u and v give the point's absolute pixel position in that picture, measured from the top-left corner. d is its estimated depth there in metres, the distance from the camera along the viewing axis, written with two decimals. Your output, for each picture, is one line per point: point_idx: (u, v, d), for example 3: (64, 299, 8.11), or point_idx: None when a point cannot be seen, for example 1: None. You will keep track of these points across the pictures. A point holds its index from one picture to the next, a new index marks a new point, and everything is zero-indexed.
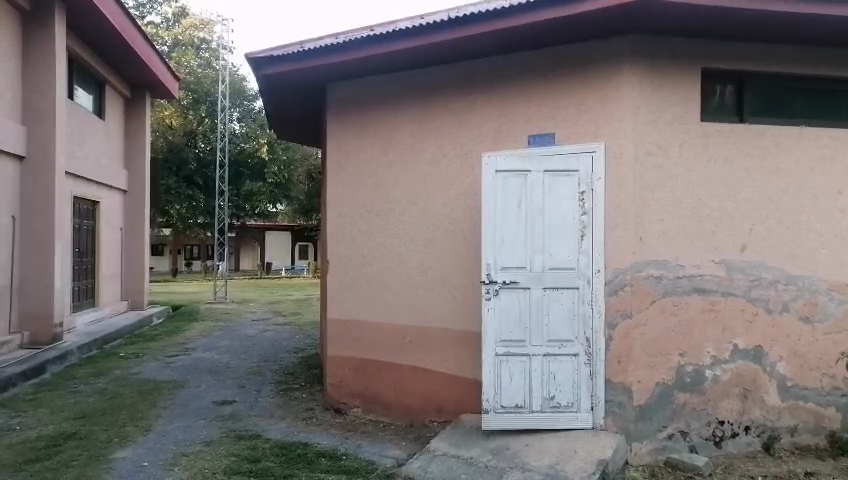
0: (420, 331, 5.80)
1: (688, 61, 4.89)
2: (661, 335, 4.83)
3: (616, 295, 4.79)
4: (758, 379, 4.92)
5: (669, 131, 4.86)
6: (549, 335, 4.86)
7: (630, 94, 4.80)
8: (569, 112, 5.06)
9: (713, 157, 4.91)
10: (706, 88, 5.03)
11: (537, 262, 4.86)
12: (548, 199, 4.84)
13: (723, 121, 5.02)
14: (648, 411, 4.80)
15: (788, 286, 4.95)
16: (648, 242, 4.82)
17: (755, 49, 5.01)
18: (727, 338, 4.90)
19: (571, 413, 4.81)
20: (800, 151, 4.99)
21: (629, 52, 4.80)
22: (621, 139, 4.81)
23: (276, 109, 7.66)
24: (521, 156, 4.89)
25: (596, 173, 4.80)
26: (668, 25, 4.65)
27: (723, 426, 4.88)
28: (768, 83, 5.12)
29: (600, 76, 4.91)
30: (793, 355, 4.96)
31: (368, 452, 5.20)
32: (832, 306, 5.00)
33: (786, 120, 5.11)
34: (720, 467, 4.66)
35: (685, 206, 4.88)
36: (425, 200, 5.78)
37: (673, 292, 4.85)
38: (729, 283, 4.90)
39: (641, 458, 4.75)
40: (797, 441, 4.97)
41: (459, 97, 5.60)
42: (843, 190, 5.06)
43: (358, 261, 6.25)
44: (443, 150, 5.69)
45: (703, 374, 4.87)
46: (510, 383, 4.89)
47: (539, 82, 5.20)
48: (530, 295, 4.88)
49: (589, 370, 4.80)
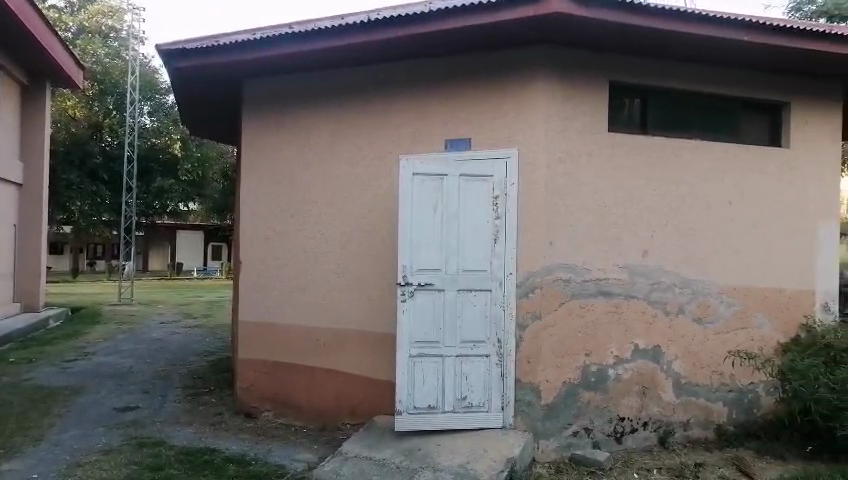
0: (335, 333, 5.75)
1: (598, 74, 5.11)
2: (569, 335, 5.01)
3: (527, 298, 4.94)
4: (656, 377, 5.21)
5: (578, 140, 5.06)
6: (461, 336, 4.95)
7: (543, 102, 4.96)
8: (484, 118, 5.18)
9: (618, 166, 5.15)
10: (615, 101, 5.30)
11: (452, 264, 4.94)
12: (463, 202, 4.94)
13: (628, 132, 5.33)
14: (555, 410, 4.97)
15: (684, 289, 5.27)
16: (557, 246, 4.99)
17: (659, 65, 5.30)
18: (629, 338, 5.15)
19: (481, 412, 4.92)
20: (697, 163, 5.33)
21: (542, 62, 4.97)
22: (533, 146, 4.97)
23: (188, 104, 7.39)
24: (438, 159, 4.95)
25: (510, 178, 4.96)
26: (580, 37, 4.85)
27: (623, 422, 5.13)
28: (671, 98, 5.47)
29: (515, 85, 5.05)
30: (687, 354, 5.28)
31: (279, 455, 5.10)
32: (722, 308, 5.36)
33: (684, 133, 5.47)
34: (620, 462, 4.89)
35: (592, 212, 5.09)
36: (342, 201, 5.75)
37: (580, 294, 5.05)
38: (632, 286, 5.16)
39: (547, 455, 4.91)
40: (689, 434, 5.29)
41: (378, 99, 5.61)
42: (733, 200, 5.43)
43: (272, 262, 6.13)
44: (361, 151, 5.67)
45: (606, 373, 5.10)
46: (423, 384, 4.93)
47: (456, 87, 5.29)
48: (445, 296, 4.95)
49: (500, 369, 4.93)
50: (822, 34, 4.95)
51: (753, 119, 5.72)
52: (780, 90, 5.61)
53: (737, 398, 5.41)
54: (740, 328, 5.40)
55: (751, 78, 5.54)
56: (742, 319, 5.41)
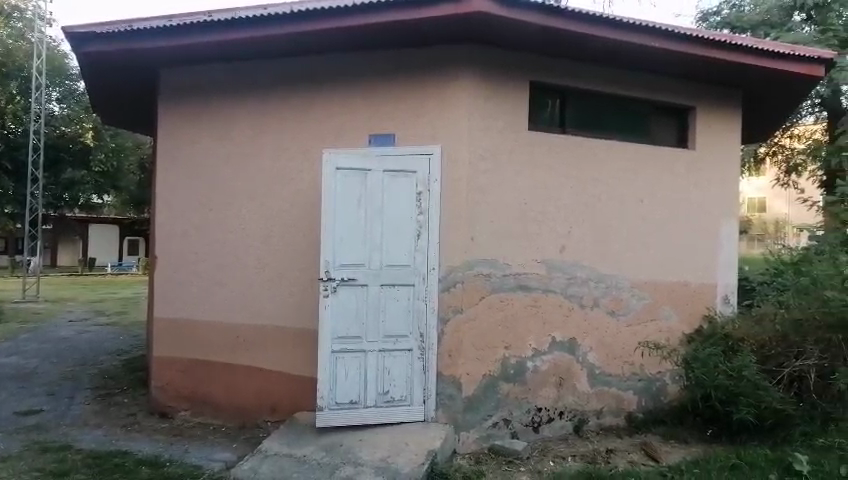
0: (256, 329, 5.64)
1: (518, 74, 5.23)
2: (489, 329, 5.12)
3: (449, 292, 5.01)
4: (571, 368, 5.40)
5: (499, 137, 5.16)
6: (384, 331, 4.97)
7: (466, 100, 5.03)
8: (408, 114, 5.20)
9: (538, 164, 5.30)
10: (535, 100, 5.45)
11: (375, 259, 4.95)
12: (387, 197, 4.96)
13: (547, 130, 5.49)
14: (475, 402, 5.06)
15: (598, 284, 5.49)
16: (478, 242, 5.08)
17: (576, 67, 5.48)
18: (547, 331, 5.32)
19: (404, 406, 4.96)
20: (611, 162, 5.55)
21: (465, 60, 5.04)
22: (456, 143, 5.04)
23: (99, 91, 7.03)
24: (362, 154, 4.93)
25: (433, 175, 5.02)
26: (502, 36, 4.94)
27: (541, 412, 5.29)
28: (588, 100, 5.67)
29: (438, 82, 5.10)
30: (601, 346, 5.50)
31: (195, 456, 4.96)
32: (634, 302, 5.63)
33: (600, 133, 5.69)
34: (537, 451, 5.04)
35: (513, 208, 5.21)
36: (262, 195, 5.64)
37: (501, 289, 5.16)
38: (550, 280, 5.33)
39: (468, 446, 5.01)
40: (602, 422, 5.52)
41: (301, 91, 5.52)
42: (644, 198, 5.69)
43: (189, 257, 5.94)
44: (282, 144, 5.58)
45: (525, 365, 5.25)
46: (345, 379, 4.91)
47: (380, 82, 5.28)
48: (368, 291, 4.95)
49: (422, 363, 4.99)
50: (726, 43, 5.26)
51: (662, 122, 6.02)
52: (687, 95, 5.92)
53: (646, 387, 5.70)
54: (649, 320, 5.69)
55: (661, 83, 5.82)
56: (651, 312, 5.70)
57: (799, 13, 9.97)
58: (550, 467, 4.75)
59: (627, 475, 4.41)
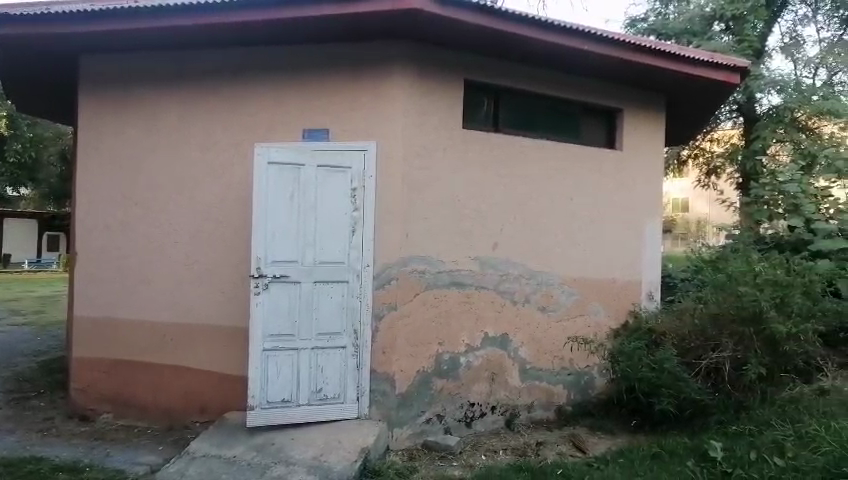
0: (183, 327, 5.47)
1: (453, 72, 5.27)
2: (423, 325, 5.14)
3: (383, 289, 5.00)
4: (503, 363, 5.50)
5: (434, 135, 5.18)
6: (317, 329, 4.91)
7: (401, 96, 5.03)
8: (342, 109, 5.16)
9: (472, 161, 5.36)
10: (470, 99, 5.51)
11: (309, 256, 4.89)
12: (321, 194, 4.91)
13: (481, 129, 5.56)
14: (409, 398, 5.07)
15: (530, 280, 5.61)
16: (413, 238, 5.09)
17: (510, 67, 5.57)
18: (479, 328, 5.39)
19: (337, 404, 4.92)
20: (543, 161, 5.68)
21: (400, 57, 5.04)
22: (391, 139, 5.03)
23: (13, 78, 6.64)
24: (295, 149, 4.86)
25: (367, 171, 5.01)
26: (437, 34, 4.96)
27: (473, 407, 5.36)
28: (521, 100, 5.79)
29: (374, 78, 5.08)
30: (531, 341, 5.63)
31: (117, 460, 4.77)
32: (564, 298, 5.78)
33: (532, 133, 5.81)
34: (469, 445, 5.11)
35: (447, 206, 5.26)
36: (191, 189, 5.47)
37: (435, 285, 5.19)
38: (482, 277, 5.41)
39: (401, 442, 5.02)
40: (532, 416, 5.65)
41: (232, 83, 5.38)
42: (574, 197, 5.85)
43: (113, 252, 5.70)
44: (213, 137, 5.42)
45: (458, 361, 5.30)
46: (277, 378, 4.82)
47: (315, 76, 5.21)
48: (301, 289, 4.88)
49: (356, 361, 4.96)
50: (651, 49, 5.46)
51: (592, 123, 6.21)
52: (615, 97, 6.12)
53: (575, 380, 5.87)
54: (578, 316, 5.86)
55: (591, 85, 5.99)
56: (580, 308, 5.87)
57: (718, 23, 10.45)
58: (482, 460, 4.82)
59: (555, 466, 4.53)
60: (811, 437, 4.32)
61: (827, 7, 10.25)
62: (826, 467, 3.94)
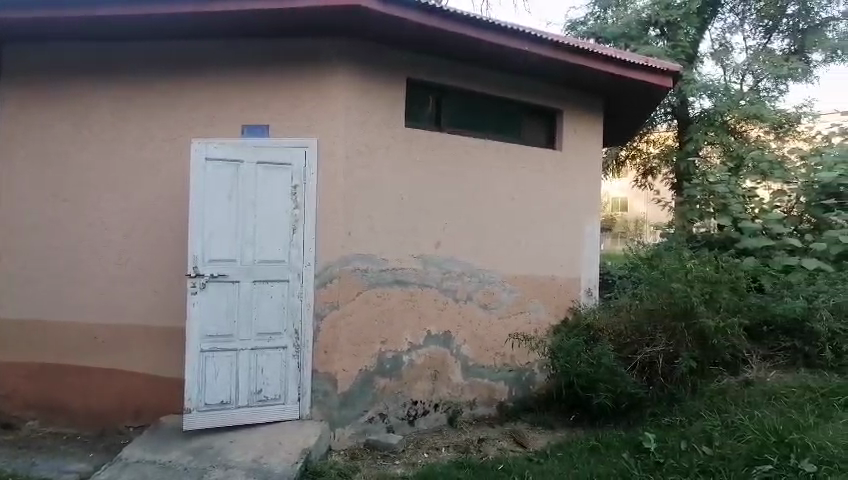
0: (116, 329, 5.26)
1: (396, 69, 5.26)
2: (365, 324, 5.10)
3: (325, 288, 4.94)
4: (445, 360, 5.53)
5: (376, 133, 5.16)
6: (257, 329, 4.82)
7: (343, 94, 4.99)
8: (282, 105, 5.07)
9: (415, 160, 5.36)
10: (412, 97, 5.51)
11: (248, 254, 4.78)
12: (261, 191, 4.81)
13: (423, 127, 5.57)
14: (351, 398, 5.03)
15: (472, 278, 5.66)
16: (356, 236, 5.06)
17: (452, 66, 5.60)
18: (422, 326, 5.40)
19: (278, 405, 4.84)
20: (485, 161, 5.74)
21: (342, 54, 4.99)
22: (332, 136, 4.98)
23: None
24: (233, 145, 4.75)
25: (309, 169, 4.94)
26: (379, 32, 4.94)
27: (416, 405, 5.37)
28: (463, 99, 5.83)
29: (315, 74, 5.02)
30: (474, 338, 5.68)
31: (45, 469, 4.55)
32: (505, 296, 5.86)
33: (474, 132, 5.86)
34: (412, 443, 5.11)
35: (390, 204, 5.24)
36: (124, 185, 5.27)
37: (377, 284, 5.17)
38: (425, 275, 5.42)
39: (343, 442, 4.97)
40: (475, 413, 5.71)
41: (168, 77, 5.22)
42: (515, 196, 5.93)
43: (40, 251, 5.44)
44: (147, 131, 5.24)
45: (401, 359, 5.29)
46: (215, 380, 4.70)
47: (254, 71, 5.11)
48: (240, 288, 4.77)
49: (297, 361, 4.89)
50: (588, 51, 5.59)
51: (533, 123, 6.31)
52: (555, 98, 6.24)
53: (516, 377, 5.94)
54: (518, 313, 5.94)
55: (531, 86, 6.09)
56: (521, 305, 5.96)
57: (653, 29, 10.81)
58: (424, 458, 4.83)
59: (497, 462, 4.58)
60: (736, 426, 4.48)
61: (753, 16, 10.70)
62: (749, 454, 4.08)
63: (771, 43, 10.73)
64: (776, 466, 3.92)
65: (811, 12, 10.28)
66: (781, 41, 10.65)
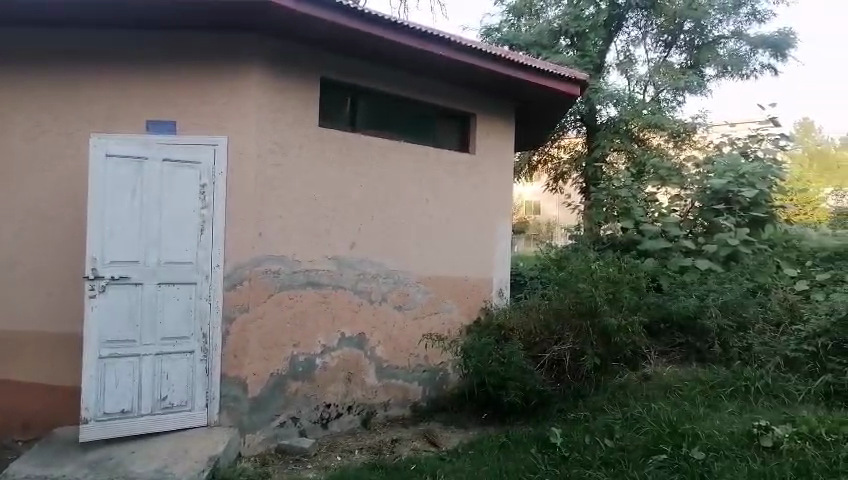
0: (4, 335, 4.90)
1: (309, 69, 5.19)
2: (276, 327, 5.00)
3: (234, 290, 4.82)
4: (359, 362, 5.51)
5: (289, 132, 5.07)
6: (162, 333, 4.61)
7: (255, 91, 4.87)
8: (191, 100, 4.89)
9: (328, 160, 5.31)
10: (326, 97, 5.46)
11: (152, 255, 4.57)
12: (167, 189, 4.62)
13: (337, 127, 5.53)
14: (261, 402, 4.92)
15: (386, 279, 5.67)
16: (266, 237, 4.96)
17: (367, 67, 5.59)
18: (335, 327, 5.36)
19: (184, 412, 4.65)
20: (399, 162, 5.76)
21: (254, 50, 4.88)
22: (243, 134, 4.85)
23: None
24: (137, 141, 4.54)
25: (218, 167, 4.79)
26: (292, 29, 4.87)
27: (329, 408, 5.32)
28: (378, 100, 5.83)
29: (226, 70, 4.87)
30: (388, 339, 5.69)
31: None
32: (418, 296, 5.91)
33: (388, 133, 5.89)
34: (324, 447, 5.06)
35: (303, 205, 5.17)
36: (14, 181, 4.92)
37: (289, 286, 5.08)
38: (338, 277, 5.37)
39: (253, 448, 4.84)
40: (388, 414, 5.72)
41: (65, 67, 4.92)
42: (429, 198, 6.00)
43: None
44: (41, 124, 4.91)
45: (314, 362, 5.23)
46: (115, 388, 4.46)
47: (161, 63, 4.90)
48: (143, 291, 4.56)
49: (205, 365, 4.72)
50: (501, 57, 5.74)
51: (447, 126, 6.40)
52: (468, 103, 6.36)
53: (429, 377, 6.00)
54: (432, 314, 6.01)
55: (445, 89, 6.18)
56: (434, 306, 6.03)
57: (564, 38, 11.21)
58: (337, 461, 4.80)
59: (409, 462, 4.61)
60: (636, 419, 4.72)
61: (654, 31, 11.29)
62: (646, 445, 4.31)
63: (670, 57, 11.38)
64: (670, 455, 4.15)
65: (704, 30, 11.00)
66: (679, 56, 11.32)
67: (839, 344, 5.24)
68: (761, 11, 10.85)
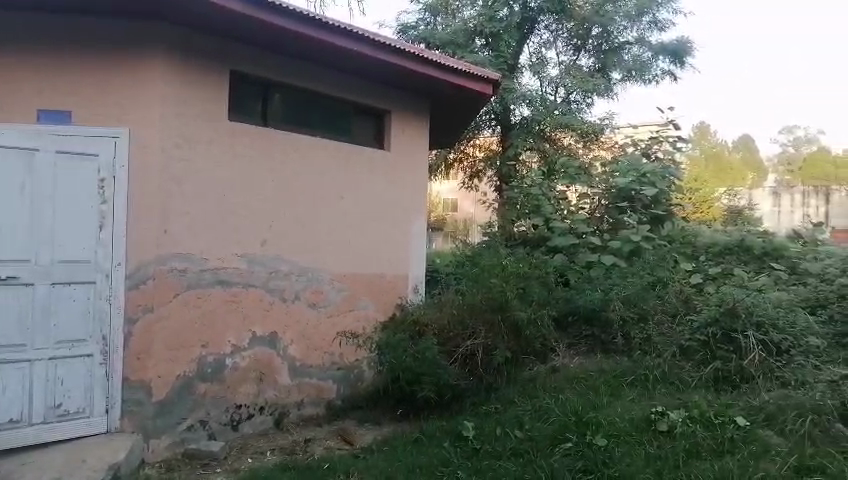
0: None
1: (218, 60, 5.02)
2: (184, 327, 4.80)
3: (137, 289, 4.58)
4: (271, 362, 5.39)
5: (196, 125, 4.88)
6: (56, 336, 4.36)
7: (159, 81, 4.66)
8: (89, 89, 4.62)
9: (238, 155, 5.15)
10: (237, 91, 5.30)
11: (44, 255, 4.33)
12: (61, 184, 4.39)
13: (249, 121, 5.37)
14: (167, 406, 4.70)
15: (299, 277, 5.58)
16: (173, 234, 4.73)
17: (280, 61, 5.47)
18: (246, 327, 5.22)
19: (82, 419, 4.40)
20: (313, 158, 5.68)
21: (160, 39, 4.66)
22: (146, 127, 4.63)
23: None
24: (25, 132, 4.32)
25: (119, 160, 4.58)
26: (200, 19, 4.70)
27: (240, 410, 5.18)
28: (291, 95, 5.72)
29: (127, 58, 4.63)
30: (301, 338, 5.60)
31: None
32: (333, 294, 5.85)
33: (302, 129, 5.79)
34: (235, 449, 4.94)
35: (211, 201, 4.99)
36: None
37: (197, 284, 4.89)
38: (249, 275, 5.24)
39: (158, 454, 4.63)
40: (302, 413, 5.64)
41: None
42: (344, 194, 5.95)
43: None
44: None
45: (223, 363, 5.06)
46: (2, 395, 4.18)
47: (57, 48, 4.61)
48: (34, 292, 4.30)
49: (105, 369, 4.48)
50: (415, 55, 5.76)
51: (362, 122, 6.35)
52: (384, 100, 6.36)
53: (344, 375, 5.95)
54: (346, 311, 5.98)
55: (360, 85, 6.15)
56: (349, 303, 5.99)
57: (479, 39, 11.37)
58: (247, 463, 4.69)
59: (322, 461, 4.56)
60: (544, 409, 4.88)
61: (564, 34, 11.66)
62: (554, 435, 4.47)
63: (579, 60, 11.79)
64: (575, 443, 4.31)
65: (611, 36, 11.50)
66: (588, 59, 11.71)
67: (726, 333, 5.52)
68: (662, 20, 11.46)
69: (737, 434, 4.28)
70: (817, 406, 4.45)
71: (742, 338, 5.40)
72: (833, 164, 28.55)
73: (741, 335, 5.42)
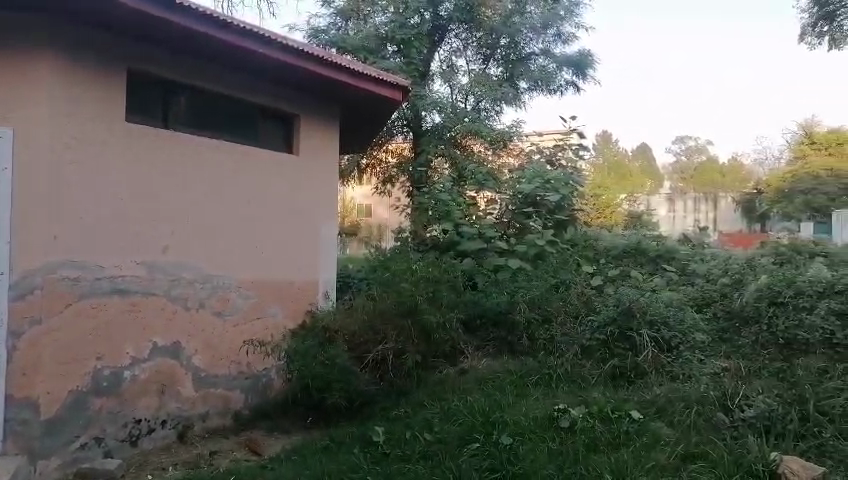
0: None
1: (114, 58, 4.77)
2: (76, 339, 4.52)
3: (22, 300, 4.30)
4: (173, 373, 5.19)
5: (90, 125, 4.62)
6: None
7: (48, 78, 4.38)
8: None
9: (136, 157, 4.92)
10: (135, 90, 5.06)
11: None
12: None
13: (148, 122, 5.15)
14: (58, 424, 4.40)
15: (204, 284, 5.40)
16: (63, 241, 4.44)
17: (181, 61, 5.28)
18: (146, 337, 4.99)
19: None
20: (218, 162, 5.53)
21: (49, 33, 4.39)
22: (33, 126, 4.35)
23: None
24: None
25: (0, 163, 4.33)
26: (94, 15, 4.45)
27: (139, 424, 4.96)
28: (194, 96, 5.52)
29: (13, 54, 4.40)
30: (206, 347, 5.42)
31: None
32: (239, 301, 5.70)
33: (206, 132, 5.61)
34: (135, 466, 4.77)
35: (107, 206, 4.73)
36: None
37: (91, 293, 4.61)
38: (150, 283, 5.01)
39: (47, 476, 4.34)
40: (207, 425, 5.46)
41: None
42: (250, 199, 5.82)
43: None
44: None
45: (121, 375, 4.82)
46: None
47: None
48: None
49: None
50: (325, 61, 5.73)
51: (269, 126, 6.22)
52: (292, 104, 6.27)
53: (252, 384, 5.84)
54: (254, 319, 5.85)
55: (268, 88, 6.04)
56: (256, 310, 5.86)
57: (391, 46, 11.40)
58: None
59: (228, 474, 4.45)
60: (453, 411, 4.98)
61: (474, 44, 11.93)
62: (461, 436, 4.55)
63: (489, 69, 12.08)
64: (482, 444, 4.41)
65: (518, 46, 11.89)
66: (496, 68, 12.01)
67: (623, 332, 5.85)
68: (565, 33, 11.97)
69: (632, 427, 4.52)
70: (702, 397, 4.78)
71: (637, 336, 5.74)
72: (721, 172, 30.69)
73: (636, 333, 5.76)
